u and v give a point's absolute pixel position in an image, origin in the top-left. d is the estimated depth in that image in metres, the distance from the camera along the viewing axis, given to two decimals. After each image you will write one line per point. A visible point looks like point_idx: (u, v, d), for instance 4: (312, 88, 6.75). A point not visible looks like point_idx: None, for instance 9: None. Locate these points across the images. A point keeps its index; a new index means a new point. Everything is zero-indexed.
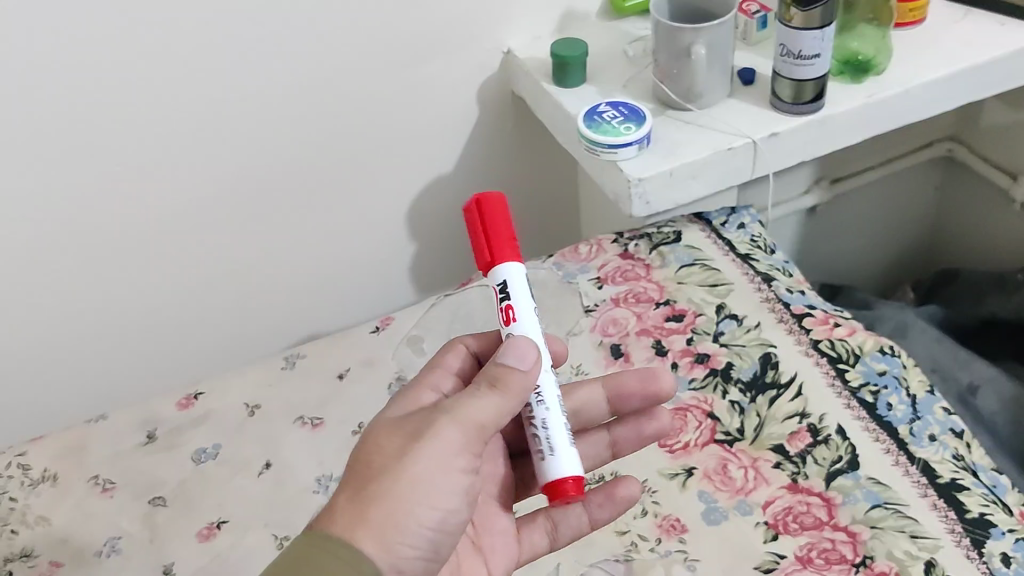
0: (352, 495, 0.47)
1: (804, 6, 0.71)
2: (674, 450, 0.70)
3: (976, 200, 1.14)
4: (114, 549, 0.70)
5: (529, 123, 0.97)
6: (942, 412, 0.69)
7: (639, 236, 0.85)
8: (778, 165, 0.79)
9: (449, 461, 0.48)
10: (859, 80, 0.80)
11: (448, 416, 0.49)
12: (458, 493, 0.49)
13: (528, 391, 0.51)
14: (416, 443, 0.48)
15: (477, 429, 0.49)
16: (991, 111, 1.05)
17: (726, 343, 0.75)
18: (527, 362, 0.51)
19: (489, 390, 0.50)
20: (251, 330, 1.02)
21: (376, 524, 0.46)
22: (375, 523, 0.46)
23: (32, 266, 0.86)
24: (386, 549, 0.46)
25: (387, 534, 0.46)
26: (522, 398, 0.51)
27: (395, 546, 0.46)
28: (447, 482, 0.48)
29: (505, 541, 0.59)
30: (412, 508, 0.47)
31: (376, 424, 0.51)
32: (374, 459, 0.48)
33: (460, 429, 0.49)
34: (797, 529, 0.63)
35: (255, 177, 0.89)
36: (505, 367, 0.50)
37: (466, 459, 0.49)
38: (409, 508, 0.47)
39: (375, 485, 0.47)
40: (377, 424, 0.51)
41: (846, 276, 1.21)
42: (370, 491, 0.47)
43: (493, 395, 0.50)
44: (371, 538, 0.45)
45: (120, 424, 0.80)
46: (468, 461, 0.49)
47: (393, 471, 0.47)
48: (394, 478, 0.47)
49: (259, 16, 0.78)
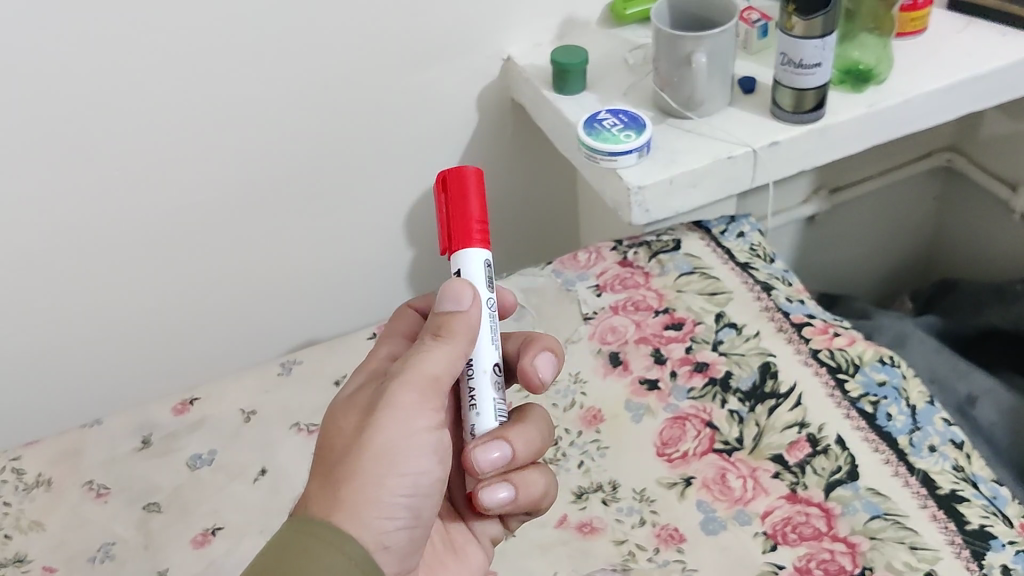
0: (326, 477, 0.49)
1: (805, 15, 0.71)
2: (672, 459, 0.69)
3: (975, 210, 1.14)
4: (108, 555, 0.70)
5: (529, 130, 0.97)
6: (941, 422, 0.69)
7: (639, 244, 0.85)
8: (778, 174, 0.79)
9: (409, 425, 0.50)
10: (859, 89, 0.80)
11: (401, 380, 0.50)
12: (430, 452, 0.50)
13: (472, 328, 0.51)
14: (371, 417, 0.49)
15: (431, 384, 0.50)
16: (990, 121, 1.05)
17: (726, 352, 0.74)
18: (462, 301, 0.51)
19: (436, 343, 0.50)
20: (248, 336, 1.01)
21: (349, 505, 0.47)
22: (351, 503, 0.47)
23: (31, 269, 0.86)
24: (366, 529, 0.48)
25: (363, 515, 0.48)
26: (466, 340, 0.51)
27: (374, 522, 0.48)
28: (413, 447, 0.50)
29: None
30: (382, 480, 0.49)
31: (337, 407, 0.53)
32: (341, 441, 0.50)
33: (414, 390, 0.50)
34: (796, 539, 0.63)
35: (254, 182, 0.89)
36: (443, 314, 0.51)
37: (429, 417, 0.50)
38: (377, 482, 0.48)
39: (346, 466, 0.48)
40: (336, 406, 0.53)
41: (845, 285, 1.21)
42: (337, 474, 0.48)
43: (434, 346, 0.51)
44: (347, 518, 0.47)
45: (116, 429, 0.79)
46: (429, 417, 0.50)
47: (355, 450, 0.49)
48: (356, 458, 0.48)
49: (260, 20, 0.78)
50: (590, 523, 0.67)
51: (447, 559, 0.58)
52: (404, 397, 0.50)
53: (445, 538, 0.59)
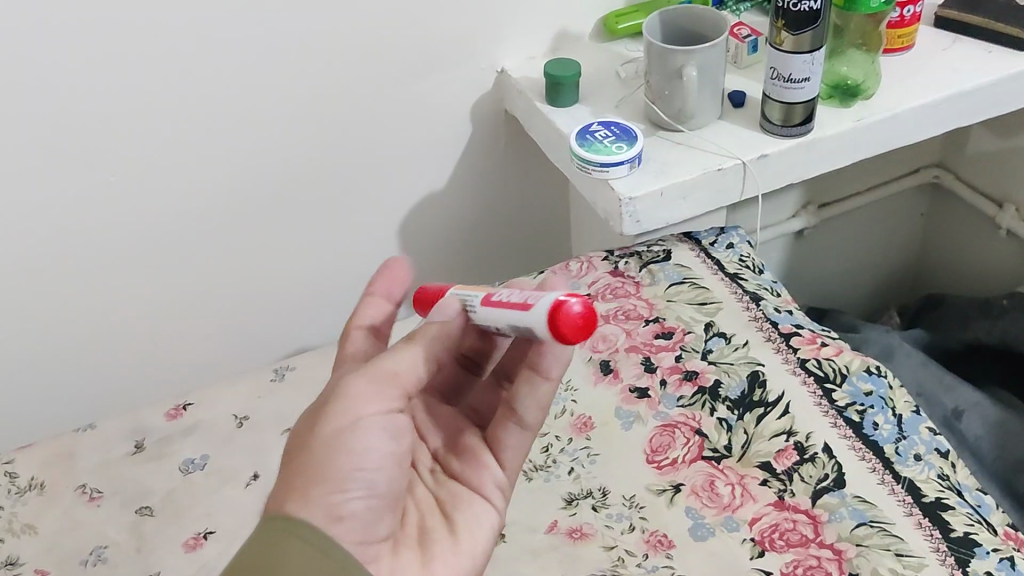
0: (284, 477, 0.49)
1: (794, 30, 0.72)
2: (662, 466, 0.70)
3: (962, 225, 1.15)
4: (100, 558, 0.70)
5: (522, 143, 0.98)
6: (927, 431, 0.70)
7: (630, 255, 0.86)
8: (767, 187, 0.80)
9: (358, 412, 0.49)
10: (847, 104, 0.82)
11: (356, 374, 0.51)
12: (382, 434, 0.50)
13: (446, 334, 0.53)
14: (325, 408, 0.50)
15: (383, 373, 0.50)
16: (976, 138, 1.07)
17: (715, 361, 0.75)
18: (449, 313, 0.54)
19: (405, 345, 0.52)
20: (241, 344, 1.02)
21: (302, 491, 0.47)
22: (305, 492, 0.47)
23: (24, 275, 0.86)
24: (321, 512, 0.47)
25: (314, 493, 0.47)
26: (438, 344, 0.53)
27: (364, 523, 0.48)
28: (366, 430, 0.49)
29: (479, 456, 0.59)
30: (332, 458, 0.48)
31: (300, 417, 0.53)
32: (299, 429, 0.51)
33: (367, 379, 0.50)
34: (783, 545, 0.64)
35: (249, 190, 0.90)
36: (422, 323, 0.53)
37: (382, 404, 0.50)
38: (327, 464, 0.48)
39: (301, 455, 0.49)
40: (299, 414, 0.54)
41: (833, 299, 1.22)
42: (293, 468, 0.49)
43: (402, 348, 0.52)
44: (301, 507, 0.47)
45: (109, 433, 0.79)
46: (383, 403, 0.50)
47: (309, 441, 0.49)
48: (309, 449, 0.49)
49: (258, 31, 0.79)
50: (580, 529, 0.68)
51: (436, 526, 0.55)
52: (354, 385, 0.50)
53: (433, 507, 0.56)
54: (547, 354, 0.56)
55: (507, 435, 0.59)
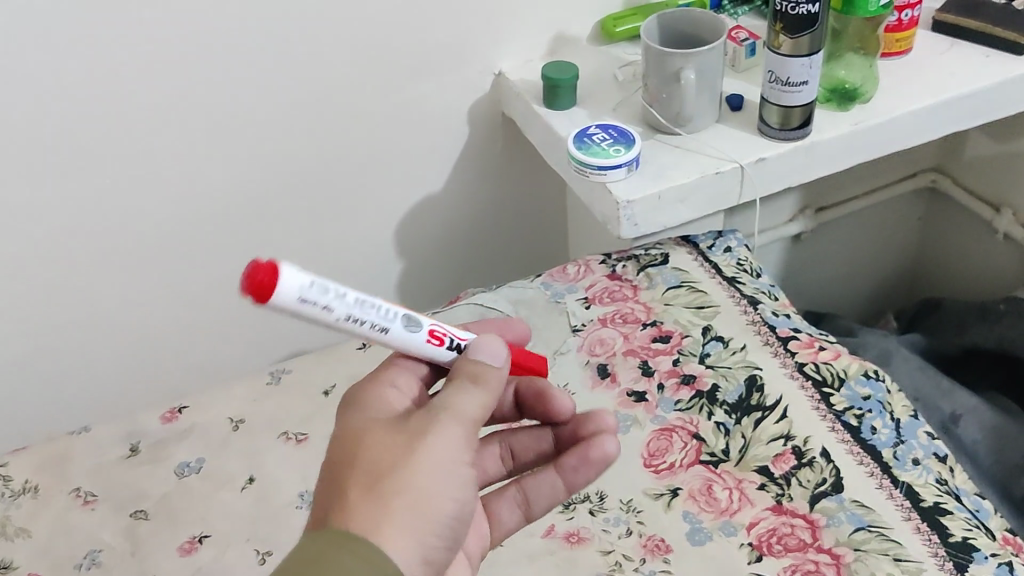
0: (365, 491, 0.44)
1: (792, 33, 0.72)
2: (659, 470, 0.70)
3: (959, 229, 1.15)
4: (95, 562, 0.69)
5: (519, 147, 0.98)
6: (925, 436, 0.70)
7: (627, 258, 0.86)
8: (765, 190, 0.80)
9: (457, 459, 0.46)
10: (844, 108, 0.82)
11: (449, 411, 0.47)
12: (469, 485, 0.47)
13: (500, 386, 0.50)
14: (419, 438, 0.46)
15: (464, 417, 0.47)
16: (974, 142, 1.07)
17: (712, 364, 0.75)
18: (498, 357, 0.50)
19: (471, 390, 0.48)
20: (237, 347, 1.01)
21: (396, 517, 0.43)
22: (395, 525, 0.43)
23: (19, 277, 0.86)
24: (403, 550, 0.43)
25: (404, 525, 0.44)
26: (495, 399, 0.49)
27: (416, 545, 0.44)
28: (457, 476, 0.46)
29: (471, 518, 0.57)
30: (399, 475, 0.44)
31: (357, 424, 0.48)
32: (359, 431, 0.47)
33: (459, 422, 0.47)
34: (781, 550, 0.63)
35: (246, 192, 0.89)
36: (476, 364, 0.49)
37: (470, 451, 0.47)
38: (426, 504, 0.45)
39: (390, 478, 0.44)
40: (367, 420, 0.48)
41: (830, 304, 1.22)
42: (381, 488, 0.44)
43: (472, 393, 0.48)
44: (389, 535, 0.43)
45: (104, 436, 0.79)
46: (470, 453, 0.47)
47: (404, 469, 0.45)
48: (401, 479, 0.44)
49: (255, 33, 0.79)
50: (577, 533, 0.68)
51: None
52: (447, 410, 0.47)
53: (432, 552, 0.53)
54: (583, 469, 0.59)
55: (501, 508, 0.60)
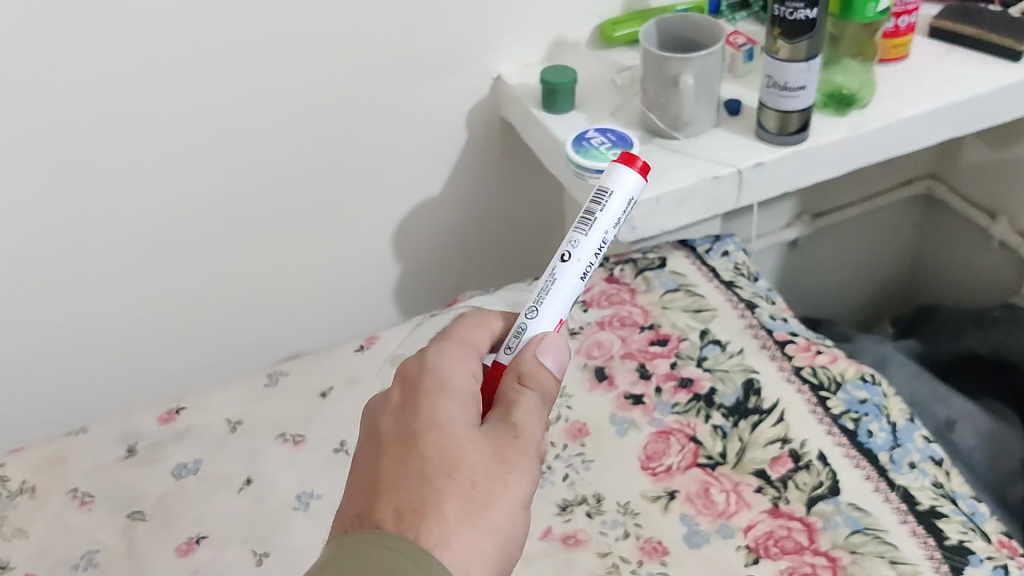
0: (458, 512, 0.43)
1: (790, 38, 0.72)
2: (656, 473, 0.70)
3: (955, 235, 1.16)
4: (92, 563, 0.69)
5: (517, 151, 0.98)
6: (921, 439, 0.70)
7: (625, 262, 0.86)
8: (762, 194, 0.80)
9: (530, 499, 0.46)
10: (842, 113, 0.83)
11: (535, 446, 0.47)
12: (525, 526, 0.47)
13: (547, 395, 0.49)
14: (510, 469, 0.45)
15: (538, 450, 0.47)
16: (970, 149, 1.08)
17: (709, 368, 0.75)
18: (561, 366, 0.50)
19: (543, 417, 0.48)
20: (233, 348, 1.01)
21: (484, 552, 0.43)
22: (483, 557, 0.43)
23: (16, 278, 0.85)
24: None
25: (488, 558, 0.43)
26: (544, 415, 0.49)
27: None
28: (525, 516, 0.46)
29: None
30: (493, 511, 0.44)
31: (443, 425, 0.46)
32: (451, 438, 0.45)
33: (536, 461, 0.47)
34: (778, 553, 0.63)
35: (244, 194, 0.89)
36: (541, 364, 0.49)
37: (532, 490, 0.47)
38: (507, 541, 0.44)
39: (485, 506, 0.44)
40: (455, 423, 0.46)
41: (827, 309, 1.22)
42: (474, 515, 0.43)
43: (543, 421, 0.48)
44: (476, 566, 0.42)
45: (101, 437, 0.79)
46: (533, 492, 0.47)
47: (496, 501, 0.44)
48: (491, 512, 0.44)
49: (255, 36, 0.79)
50: (573, 535, 0.67)
51: None
52: (535, 441, 0.47)
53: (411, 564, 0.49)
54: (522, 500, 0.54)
55: None
